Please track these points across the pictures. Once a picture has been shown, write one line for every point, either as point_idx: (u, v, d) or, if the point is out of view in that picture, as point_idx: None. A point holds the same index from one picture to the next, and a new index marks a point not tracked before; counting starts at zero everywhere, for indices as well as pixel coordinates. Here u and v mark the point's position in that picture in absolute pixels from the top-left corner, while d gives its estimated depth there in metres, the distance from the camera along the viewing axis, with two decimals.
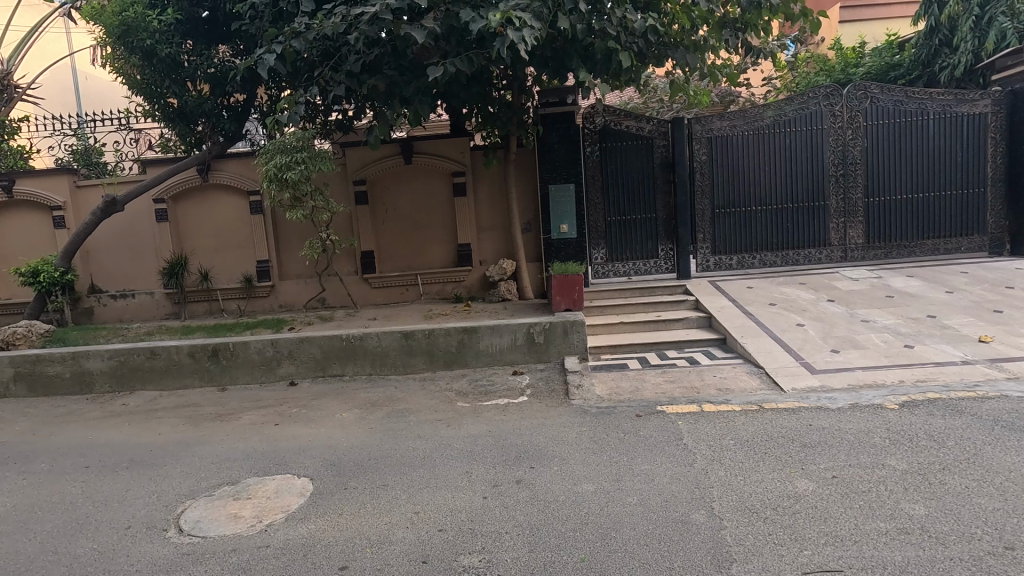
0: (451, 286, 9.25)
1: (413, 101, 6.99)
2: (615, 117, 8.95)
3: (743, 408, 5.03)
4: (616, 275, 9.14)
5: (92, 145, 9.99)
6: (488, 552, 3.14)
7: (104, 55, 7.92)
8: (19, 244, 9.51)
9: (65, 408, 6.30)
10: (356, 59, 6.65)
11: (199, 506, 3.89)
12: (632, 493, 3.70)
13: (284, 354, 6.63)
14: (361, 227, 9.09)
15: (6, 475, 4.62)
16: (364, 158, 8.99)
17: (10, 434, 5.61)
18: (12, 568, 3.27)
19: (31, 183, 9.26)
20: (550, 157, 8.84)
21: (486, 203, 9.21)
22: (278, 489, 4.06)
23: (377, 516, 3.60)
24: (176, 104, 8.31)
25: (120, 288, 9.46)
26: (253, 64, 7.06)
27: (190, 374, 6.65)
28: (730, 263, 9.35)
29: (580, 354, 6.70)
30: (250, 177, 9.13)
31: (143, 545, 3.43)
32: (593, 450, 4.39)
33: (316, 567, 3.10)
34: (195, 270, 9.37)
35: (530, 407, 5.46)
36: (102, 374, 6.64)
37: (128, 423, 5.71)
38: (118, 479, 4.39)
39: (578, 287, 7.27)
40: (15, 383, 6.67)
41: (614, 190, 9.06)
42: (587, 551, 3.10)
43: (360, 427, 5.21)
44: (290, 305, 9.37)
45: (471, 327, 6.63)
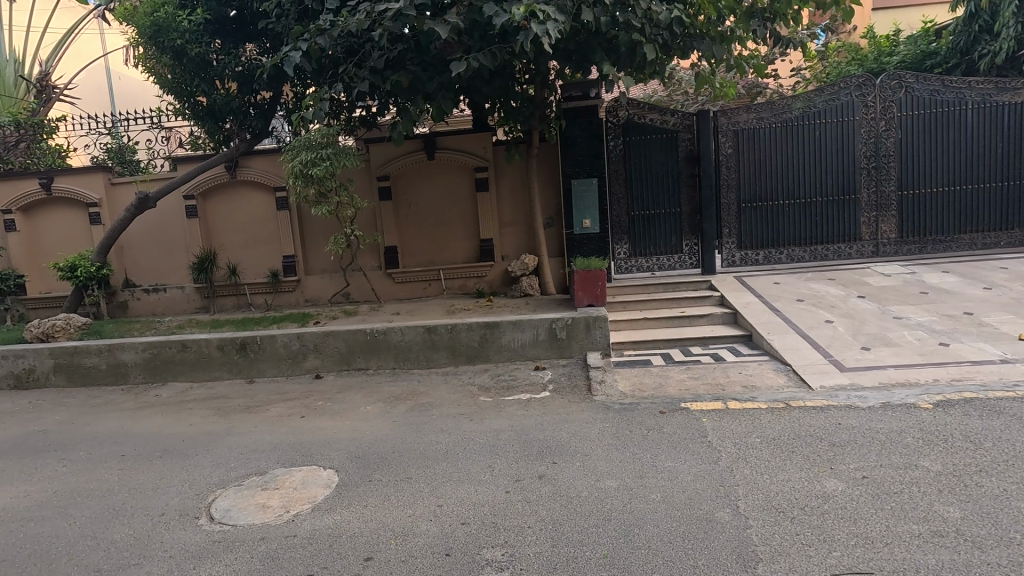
0: (473, 281, 9.28)
1: (436, 96, 7.00)
2: (639, 111, 8.85)
3: (770, 405, 4.94)
4: (640, 271, 9.05)
5: (126, 143, 10.27)
6: (511, 546, 3.15)
7: (137, 56, 8.13)
8: (58, 240, 9.84)
9: (101, 398, 6.51)
10: (380, 56, 6.69)
11: (229, 495, 3.99)
12: (655, 489, 3.68)
13: (309, 347, 6.75)
14: (384, 222, 9.16)
15: (46, 461, 4.80)
16: (387, 154, 9.06)
17: (50, 422, 5.82)
18: (53, 551, 3.40)
19: (69, 181, 9.56)
20: (572, 151, 8.78)
21: (508, 198, 9.21)
22: (304, 480, 4.15)
23: (401, 509, 3.64)
24: (205, 103, 8.50)
25: (152, 282, 9.72)
26: (279, 61, 7.14)
27: (219, 366, 6.81)
28: (757, 258, 9.17)
29: (603, 350, 6.66)
30: (277, 173, 9.28)
31: (176, 531, 3.54)
32: (615, 446, 4.37)
33: (341, 557, 3.16)
34: (224, 265, 9.58)
35: (552, 402, 5.45)
36: (136, 366, 6.85)
37: (160, 413, 5.90)
38: (151, 468, 4.52)
39: (600, 282, 7.23)
40: (54, 374, 6.92)
41: (638, 184, 8.97)
42: (609, 547, 3.09)
43: (383, 421, 5.28)
44: (315, 300, 9.52)
45: (494, 323, 6.65)
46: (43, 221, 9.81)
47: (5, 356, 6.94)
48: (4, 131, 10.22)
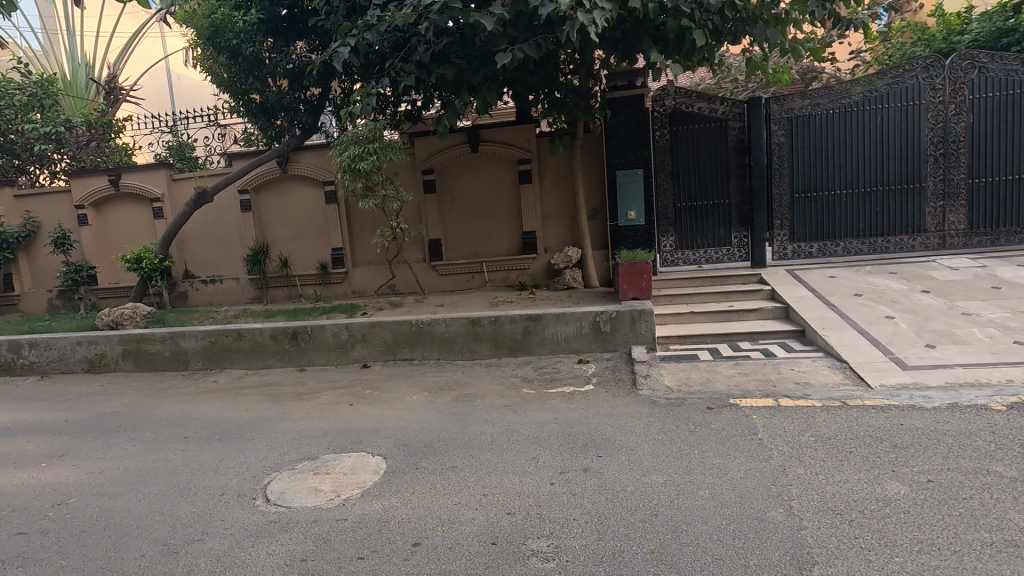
0: (516, 273, 9.29)
1: (480, 89, 7.02)
2: (686, 99, 8.62)
3: (824, 404, 4.75)
4: (686, 263, 8.84)
5: (185, 141, 10.78)
6: (557, 538, 3.15)
7: (196, 56, 8.48)
8: (125, 233, 10.43)
9: (164, 383, 6.88)
10: (425, 49, 6.76)
11: (283, 478, 4.15)
12: (704, 486, 3.60)
13: (357, 337, 6.93)
14: (429, 215, 9.27)
15: (117, 440, 5.12)
16: (432, 147, 9.16)
17: (119, 404, 6.21)
18: (124, 525, 3.62)
19: (134, 177, 10.10)
20: (617, 142, 8.64)
21: (551, 191, 9.17)
22: (354, 466, 4.27)
23: (448, 497, 3.70)
24: (258, 100, 8.79)
25: (210, 274, 10.17)
26: (328, 57, 7.29)
27: (272, 354, 7.08)
28: (811, 251, 8.81)
29: (648, 344, 6.56)
30: (326, 168, 9.54)
31: (236, 511, 3.70)
32: (661, 441, 4.30)
33: (390, 541, 3.23)
34: (276, 257, 9.92)
35: (596, 396, 5.40)
36: (196, 353, 7.20)
37: (218, 398, 6.19)
38: (211, 450, 4.75)
39: (645, 275, 7.11)
40: (123, 359, 7.35)
41: (684, 175, 8.75)
42: (657, 543, 3.05)
43: (429, 410, 5.37)
44: (362, 291, 9.75)
45: (537, 315, 6.65)
46: (111, 216, 10.42)
47: (79, 342, 7.42)
48: (76, 131, 10.95)
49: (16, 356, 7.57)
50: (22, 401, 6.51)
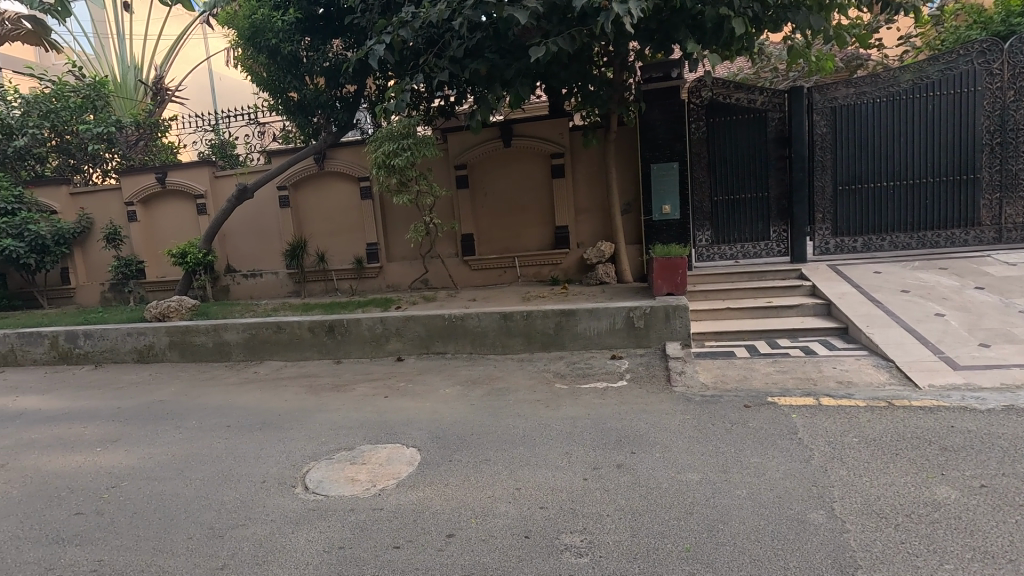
0: (548, 268, 9.26)
1: (513, 83, 7.00)
2: (723, 90, 8.41)
3: (869, 404, 4.58)
4: (722, 259, 8.65)
5: (227, 139, 11.13)
6: (590, 533, 3.14)
7: (237, 56, 8.70)
8: (171, 229, 10.83)
9: (208, 373, 7.14)
10: (459, 45, 6.77)
11: (321, 467, 4.26)
12: (741, 486, 3.53)
13: (392, 331, 7.04)
14: (461, 210, 9.33)
15: (165, 428, 5.34)
16: (465, 143, 9.21)
17: (166, 393, 6.48)
18: (173, 508, 3.77)
19: (180, 175, 10.48)
20: (652, 135, 8.50)
21: (585, 185, 9.10)
22: (389, 457, 4.35)
23: (481, 489, 3.73)
24: (296, 98, 8.98)
25: (250, 268, 10.47)
26: (363, 55, 7.39)
27: (309, 346, 7.27)
28: (854, 246, 8.50)
29: (682, 340, 6.47)
30: (361, 164, 9.70)
31: (277, 498, 3.82)
32: (696, 439, 4.23)
33: (425, 532, 3.28)
34: (313, 251, 10.15)
35: (629, 392, 5.35)
36: (238, 344, 7.44)
37: (259, 388, 6.39)
38: (254, 438, 4.92)
39: (680, 270, 6.99)
40: (169, 350, 7.66)
41: (721, 168, 8.55)
42: (692, 542, 3.00)
43: (462, 403, 5.42)
44: (396, 285, 9.89)
45: (570, 310, 6.63)
46: (159, 212, 10.84)
47: (130, 333, 7.76)
48: (126, 131, 11.45)
49: (73, 346, 7.96)
50: (78, 389, 6.87)
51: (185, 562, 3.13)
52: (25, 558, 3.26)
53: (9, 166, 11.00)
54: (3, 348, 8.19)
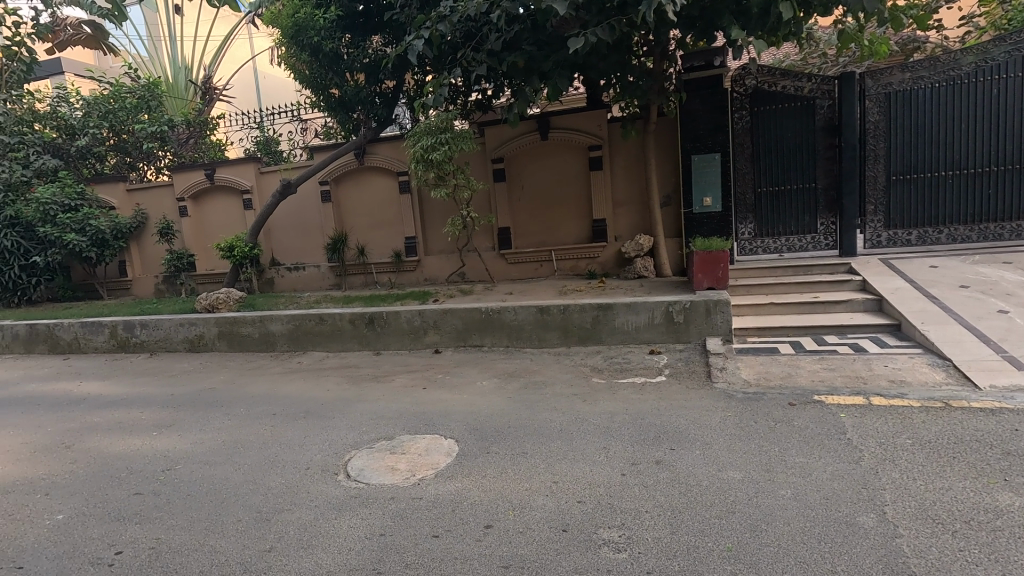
0: (585, 262, 9.19)
1: (551, 75, 6.95)
2: (769, 78, 8.14)
3: (923, 404, 4.38)
4: (766, 252, 8.40)
5: (271, 136, 11.44)
6: (629, 529, 3.12)
7: (281, 54, 8.92)
8: (219, 223, 11.24)
9: (254, 363, 7.41)
10: (497, 38, 6.76)
11: (362, 456, 4.37)
12: (785, 486, 3.43)
13: (429, 323, 7.14)
14: (498, 204, 9.35)
15: (216, 414, 5.58)
16: (502, 136, 9.21)
17: (216, 381, 6.76)
18: (223, 491, 3.93)
19: (227, 171, 10.85)
20: (693, 125, 8.29)
21: (623, 177, 8.97)
22: (428, 447, 4.42)
23: (518, 482, 3.75)
24: (337, 94, 9.15)
25: (294, 261, 10.76)
26: (402, 50, 7.46)
27: (350, 338, 7.44)
28: (909, 239, 8.13)
29: (723, 336, 6.33)
30: (400, 159, 9.84)
31: (321, 484, 3.94)
32: (738, 437, 4.13)
33: (464, 522, 3.32)
34: (353, 245, 10.37)
35: (668, 388, 5.27)
36: (282, 335, 7.68)
37: (303, 378, 6.60)
38: (298, 426, 5.09)
39: (722, 264, 6.82)
40: (218, 340, 7.98)
41: (766, 158, 8.29)
42: (733, 541, 2.93)
43: (498, 396, 5.45)
44: (434, 279, 9.99)
45: (607, 304, 6.57)
46: (208, 207, 11.27)
47: (182, 324, 8.11)
48: (178, 129, 12.02)
49: (130, 335, 8.38)
50: (135, 376, 7.23)
51: (236, 543, 3.26)
52: (91, 534, 3.47)
53: (72, 164, 11.84)
54: (67, 336, 8.69)
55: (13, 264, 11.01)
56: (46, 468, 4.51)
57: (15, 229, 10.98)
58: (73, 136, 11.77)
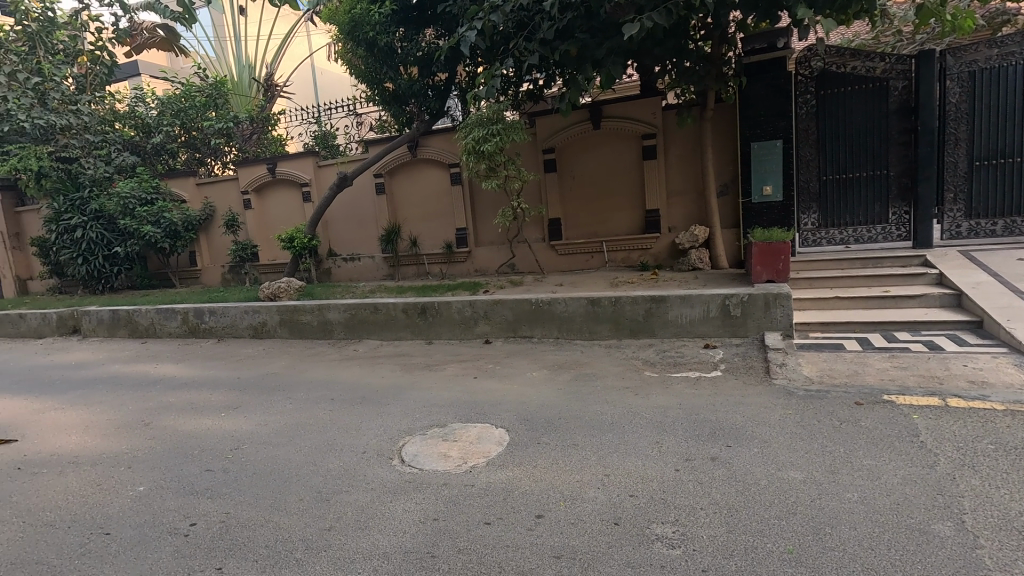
0: (638, 253, 9.02)
1: (605, 63, 6.81)
2: (837, 59, 7.73)
3: (1008, 408, 4.06)
4: (831, 243, 8.02)
5: (329, 130, 11.77)
6: (683, 525, 3.06)
7: (338, 50, 9.15)
8: (280, 216, 11.71)
9: (314, 349, 7.72)
10: (549, 27, 6.68)
11: (416, 441, 4.47)
12: (851, 488, 3.27)
13: (480, 314, 7.21)
14: (550, 195, 9.29)
15: (278, 397, 5.85)
16: (553, 126, 9.15)
17: (278, 366, 7.08)
18: (286, 471, 4.13)
19: (288, 165, 11.27)
20: (753, 111, 7.95)
21: (678, 166, 8.73)
22: (480, 436, 4.47)
23: (569, 473, 3.75)
24: (391, 88, 9.32)
25: (350, 252, 11.09)
26: (455, 42, 7.49)
27: (403, 327, 7.62)
28: (992, 230, 7.61)
29: (784, 331, 6.09)
30: (452, 151, 9.94)
31: (376, 468, 4.06)
32: (800, 436, 3.97)
33: (516, 510, 3.35)
34: (406, 236, 10.58)
35: (724, 383, 5.12)
36: (339, 323, 7.96)
37: (358, 365, 6.82)
38: (354, 410, 5.27)
39: (783, 256, 6.54)
40: (280, 327, 8.35)
41: (832, 145, 7.91)
42: (795, 543, 2.83)
43: (548, 387, 5.45)
44: (484, 270, 10.07)
45: (661, 297, 6.43)
46: (270, 200, 11.75)
47: (247, 312, 8.54)
48: (242, 126, 12.57)
49: (200, 321, 8.89)
50: (206, 360, 7.67)
51: (298, 521, 3.42)
52: (168, 505, 3.72)
53: (148, 160, 12.59)
54: (145, 321, 9.31)
55: (97, 254, 11.93)
56: (129, 443, 4.87)
57: (99, 222, 11.88)
58: (149, 134, 12.56)
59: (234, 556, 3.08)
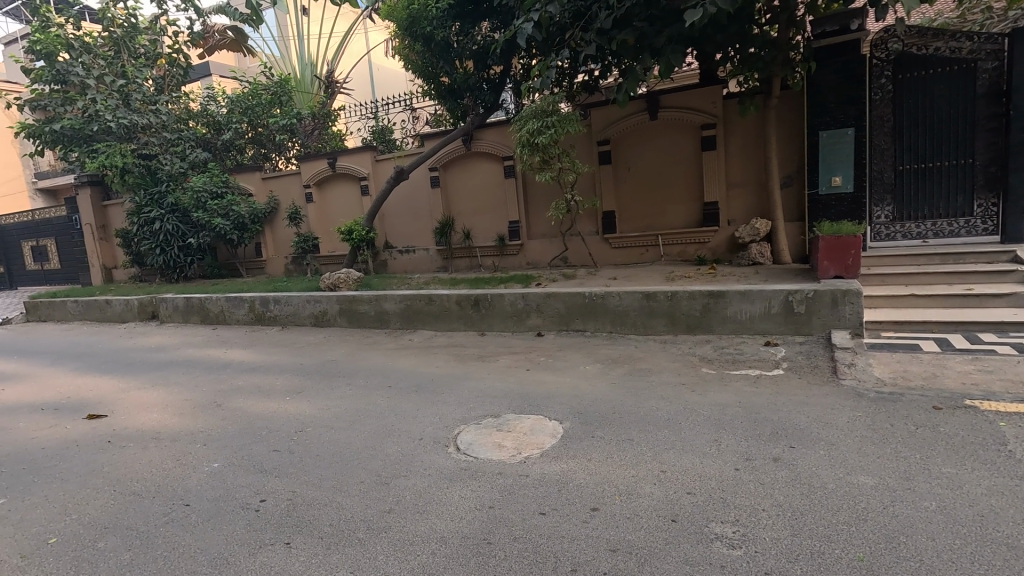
0: (695, 247, 8.79)
1: (664, 51, 6.64)
2: (917, 41, 7.35)
3: None
4: (907, 238, 7.58)
5: (386, 125, 12.05)
6: (744, 526, 2.97)
7: (396, 46, 9.33)
8: (340, 209, 12.10)
9: (370, 338, 7.96)
10: (607, 16, 6.57)
11: (471, 430, 4.55)
12: (929, 497, 3.08)
13: (533, 307, 7.24)
14: (604, 187, 9.18)
15: (339, 383, 6.08)
16: (609, 117, 9.01)
17: (337, 353, 7.36)
18: (347, 454, 4.30)
19: (348, 160, 11.64)
20: (822, 98, 7.56)
21: (738, 157, 8.43)
22: (533, 427, 4.50)
23: (624, 467, 3.71)
24: (447, 82, 9.45)
25: (405, 245, 11.34)
26: (511, 34, 7.48)
27: (457, 318, 7.75)
28: None
29: (852, 329, 5.79)
30: (506, 144, 9.98)
31: (432, 455, 4.16)
32: (871, 439, 3.77)
33: (571, 502, 3.36)
34: (460, 229, 10.72)
35: (787, 382, 4.93)
36: (395, 314, 8.17)
37: (414, 354, 6.99)
38: (410, 398, 5.41)
39: (853, 251, 6.20)
40: (339, 316, 8.66)
41: (910, 132, 7.50)
42: (866, 551, 2.70)
43: (602, 381, 5.41)
44: (536, 263, 10.08)
45: (719, 292, 6.25)
46: (330, 194, 12.17)
47: (309, 301, 8.90)
48: (305, 122, 13.05)
49: (266, 309, 9.35)
50: (271, 346, 8.07)
51: (360, 503, 3.54)
52: (240, 481, 3.95)
53: (218, 156, 13.35)
54: (216, 308, 9.87)
55: (173, 244, 12.76)
56: (204, 422, 5.19)
57: (175, 215, 12.73)
58: (219, 131, 13.28)
59: (302, 533, 3.24)
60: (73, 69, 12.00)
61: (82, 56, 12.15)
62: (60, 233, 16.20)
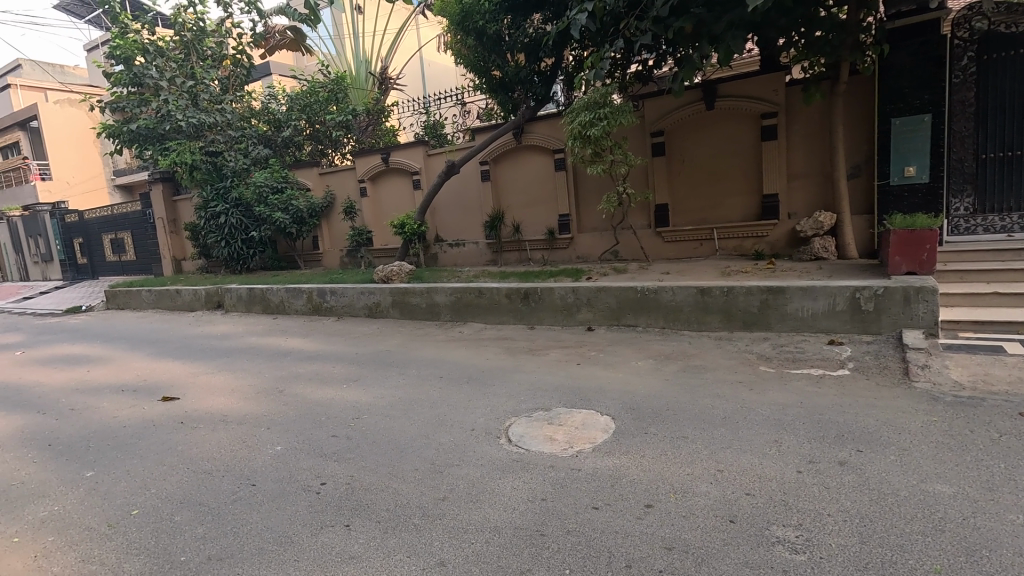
0: (752, 241, 8.49)
1: (723, 38, 6.40)
2: (1005, 18, 6.83)
3: None
4: (989, 232, 7.09)
5: (437, 120, 12.18)
6: (808, 530, 2.86)
7: (449, 41, 9.41)
8: (392, 203, 12.36)
9: (422, 329, 8.12)
10: (663, 4, 6.38)
11: (522, 423, 4.57)
12: (1015, 510, 2.86)
13: (583, 301, 7.18)
14: (657, 180, 8.99)
15: (393, 373, 6.23)
16: (664, 108, 8.81)
17: (391, 344, 7.54)
18: (402, 442, 4.40)
19: (401, 155, 11.87)
20: (895, 83, 7.12)
21: (800, 147, 8.07)
22: (585, 421, 4.47)
23: (679, 466, 3.64)
24: (499, 76, 9.46)
25: (455, 238, 11.48)
26: (563, 26, 7.39)
27: (507, 312, 7.79)
28: None
29: (926, 329, 5.45)
30: (557, 137, 9.92)
31: (484, 446, 4.20)
32: (948, 446, 3.54)
33: (624, 499, 3.32)
34: (509, 223, 10.76)
35: (853, 383, 4.69)
36: (446, 306, 8.29)
37: (465, 346, 7.09)
38: (462, 389, 5.48)
39: (928, 245, 5.83)
40: (392, 308, 8.87)
41: (996, 117, 7.03)
42: (943, 562, 2.54)
43: (655, 377, 5.32)
44: (586, 257, 9.99)
45: (779, 288, 6.02)
46: (383, 188, 12.44)
47: (363, 293, 9.16)
48: (360, 118, 13.38)
49: (323, 300, 9.68)
50: (328, 335, 8.36)
51: (414, 489, 3.62)
52: (303, 464, 4.12)
53: (279, 152, 13.89)
54: (276, 299, 10.30)
55: (237, 237, 13.39)
56: (267, 406, 5.44)
57: (239, 209, 13.36)
58: (279, 128, 13.80)
59: (360, 516, 3.35)
60: (148, 71, 12.72)
61: (155, 60, 12.85)
62: (136, 227, 17.30)
